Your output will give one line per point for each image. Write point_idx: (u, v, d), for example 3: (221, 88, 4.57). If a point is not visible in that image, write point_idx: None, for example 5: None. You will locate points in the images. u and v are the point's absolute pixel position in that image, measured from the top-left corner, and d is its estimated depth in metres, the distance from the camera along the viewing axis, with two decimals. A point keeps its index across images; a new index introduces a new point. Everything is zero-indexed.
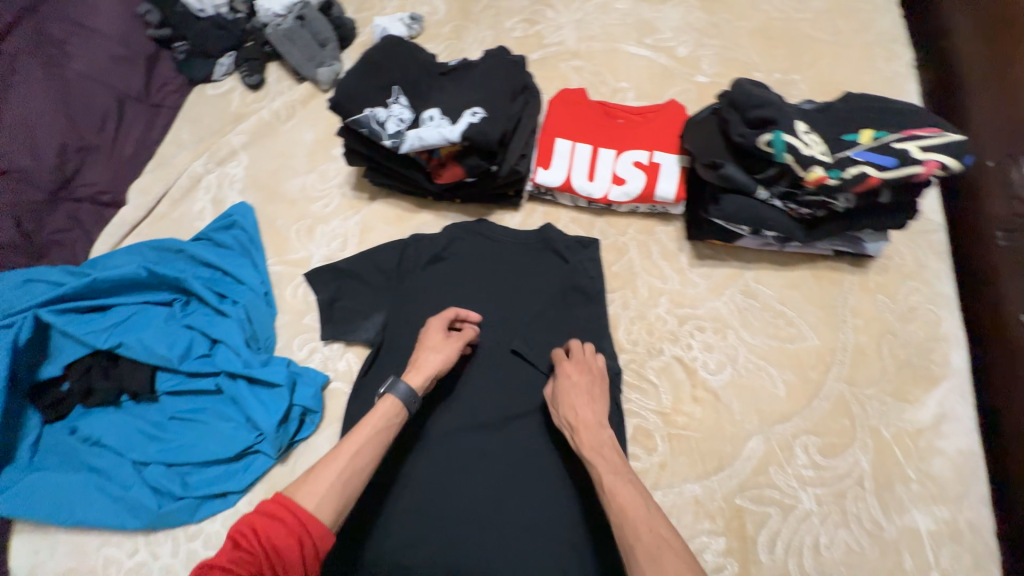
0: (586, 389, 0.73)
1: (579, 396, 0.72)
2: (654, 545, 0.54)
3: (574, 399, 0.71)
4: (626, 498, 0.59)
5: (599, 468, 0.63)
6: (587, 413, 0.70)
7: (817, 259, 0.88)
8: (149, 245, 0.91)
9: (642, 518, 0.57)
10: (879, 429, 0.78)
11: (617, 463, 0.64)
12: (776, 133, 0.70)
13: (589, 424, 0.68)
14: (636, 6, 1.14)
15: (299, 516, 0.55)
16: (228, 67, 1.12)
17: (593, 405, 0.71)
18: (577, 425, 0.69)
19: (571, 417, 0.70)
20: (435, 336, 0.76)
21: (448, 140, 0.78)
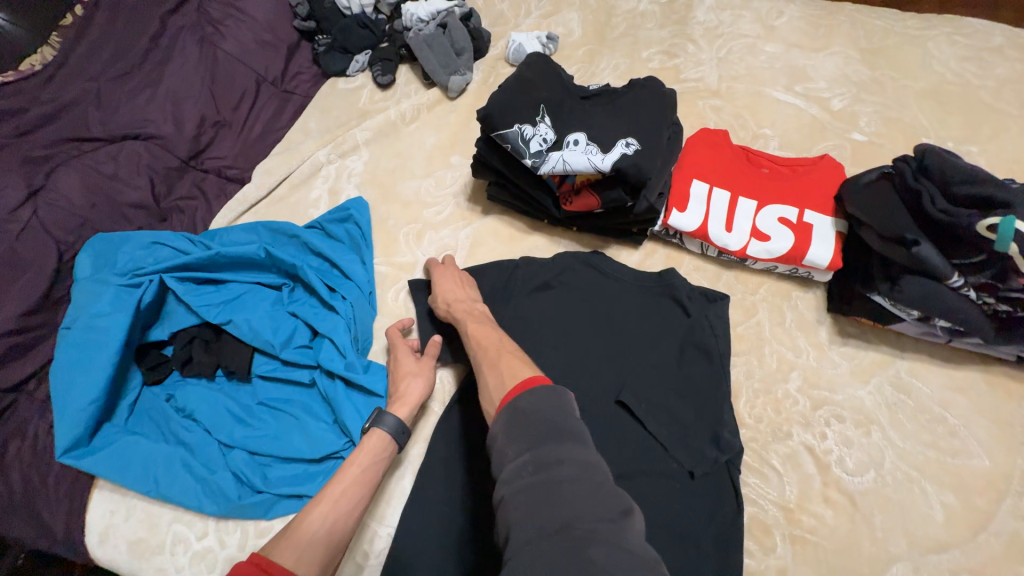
0: (457, 275, 0.84)
1: (446, 281, 0.81)
2: (495, 355, 0.64)
3: (446, 285, 0.81)
4: (477, 334, 0.70)
5: (463, 326, 0.73)
6: (458, 292, 0.80)
7: (989, 361, 0.76)
8: (266, 226, 0.91)
9: (495, 347, 0.67)
10: None
11: (474, 319, 0.74)
12: (1005, 218, 0.59)
13: (463, 300, 0.79)
14: (787, 50, 1.06)
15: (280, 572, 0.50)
16: (362, 64, 1.13)
17: (459, 287, 0.81)
18: (452, 304, 0.78)
19: (441, 297, 0.79)
20: (404, 355, 0.77)
21: (596, 169, 0.73)
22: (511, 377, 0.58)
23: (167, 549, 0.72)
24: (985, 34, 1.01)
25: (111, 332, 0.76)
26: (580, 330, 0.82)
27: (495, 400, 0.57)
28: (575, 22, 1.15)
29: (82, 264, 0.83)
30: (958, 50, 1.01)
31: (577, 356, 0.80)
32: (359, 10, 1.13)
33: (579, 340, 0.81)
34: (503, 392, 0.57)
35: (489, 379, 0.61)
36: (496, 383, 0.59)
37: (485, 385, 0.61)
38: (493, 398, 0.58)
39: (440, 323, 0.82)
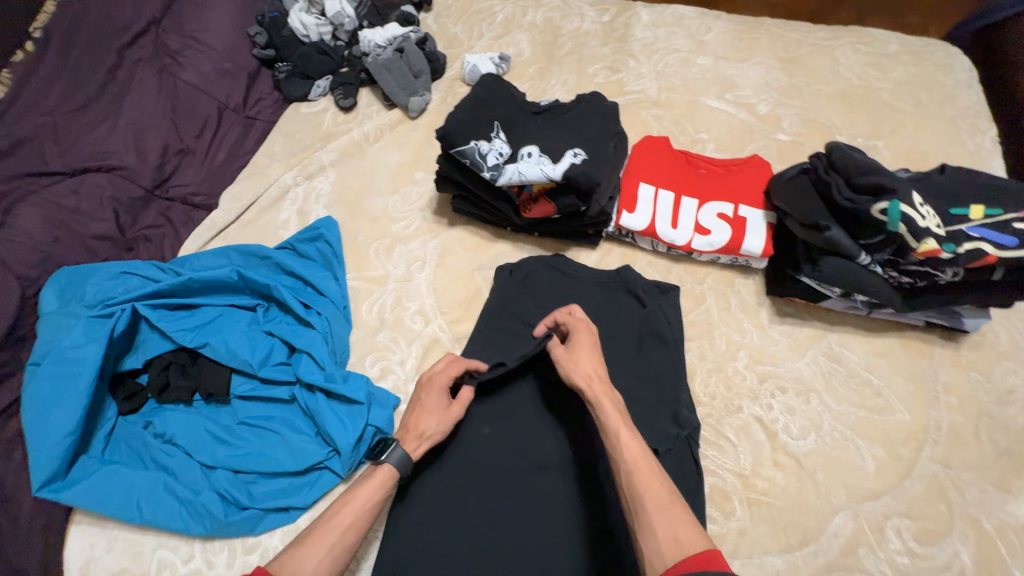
0: (593, 340, 0.72)
1: (583, 350, 0.70)
2: (661, 496, 0.56)
3: (583, 354, 0.70)
4: (629, 447, 0.61)
5: (610, 422, 0.63)
6: (596, 366, 0.69)
7: (905, 327, 0.86)
8: (238, 249, 0.94)
9: (652, 475, 0.59)
10: (980, 520, 0.73)
11: (620, 414, 0.65)
12: (892, 202, 0.69)
13: (601, 377, 0.68)
14: (716, 62, 1.17)
15: None
16: (324, 88, 1.16)
17: (597, 360, 0.70)
18: (591, 382, 0.68)
19: (576, 371, 0.69)
20: (433, 395, 0.73)
21: (549, 177, 0.80)
22: (682, 540, 0.52)
23: None
24: (883, 42, 1.15)
25: (85, 363, 0.76)
26: None
27: (660, 557, 0.52)
28: (525, 42, 1.23)
29: (48, 299, 0.84)
30: (861, 58, 1.14)
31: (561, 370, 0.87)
32: (317, 38, 1.18)
33: None
34: (672, 552, 0.52)
35: (655, 524, 0.54)
36: (664, 535, 0.53)
37: (645, 527, 0.55)
38: (660, 555, 0.52)
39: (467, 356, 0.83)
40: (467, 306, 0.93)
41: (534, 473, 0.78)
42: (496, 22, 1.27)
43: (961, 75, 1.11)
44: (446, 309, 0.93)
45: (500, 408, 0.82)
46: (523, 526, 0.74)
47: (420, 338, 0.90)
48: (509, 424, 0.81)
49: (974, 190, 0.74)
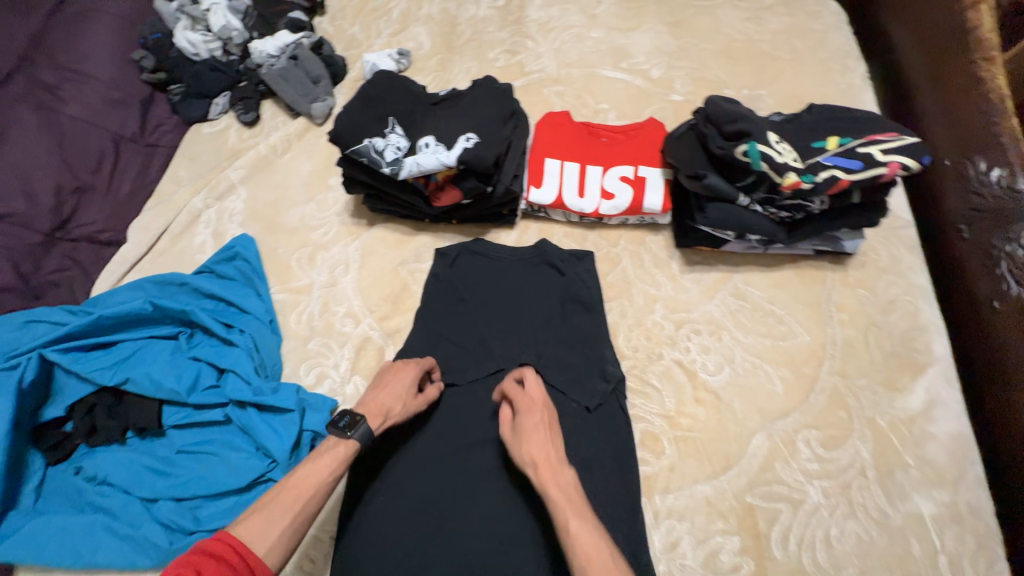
0: (543, 417, 0.71)
1: (533, 432, 0.69)
2: None
3: (534, 438, 0.69)
4: (579, 536, 0.59)
5: (557, 512, 0.62)
6: (545, 451, 0.68)
7: (799, 259, 0.94)
8: (151, 279, 0.92)
9: (604, 560, 0.56)
10: (874, 418, 0.81)
11: (570, 500, 0.62)
12: (750, 144, 0.75)
13: (552, 462, 0.67)
14: (608, 34, 1.21)
15: (247, 560, 0.55)
16: (224, 106, 1.14)
17: (549, 440, 0.69)
18: (538, 465, 0.66)
19: (529, 453, 0.68)
20: (403, 376, 0.77)
21: (445, 164, 0.82)
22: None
23: None
24: None
25: None
26: (494, 325, 0.90)
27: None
28: (423, 35, 1.24)
29: None
30: (741, 14, 1.21)
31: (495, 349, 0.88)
32: (208, 54, 1.16)
33: (496, 333, 0.89)
34: None
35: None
36: None
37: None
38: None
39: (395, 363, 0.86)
40: (395, 301, 0.95)
41: (476, 455, 0.80)
42: (393, 18, 1.27)
43: (829, 19, 1.19)
44: (375, 307, 0.94)
45: (463, 393, 0.85)
46: (473, 508, 0.76)
47: (351, 340, 0.91)
48: (466, 407, 0.84)
49: (828, 125, 0.81)
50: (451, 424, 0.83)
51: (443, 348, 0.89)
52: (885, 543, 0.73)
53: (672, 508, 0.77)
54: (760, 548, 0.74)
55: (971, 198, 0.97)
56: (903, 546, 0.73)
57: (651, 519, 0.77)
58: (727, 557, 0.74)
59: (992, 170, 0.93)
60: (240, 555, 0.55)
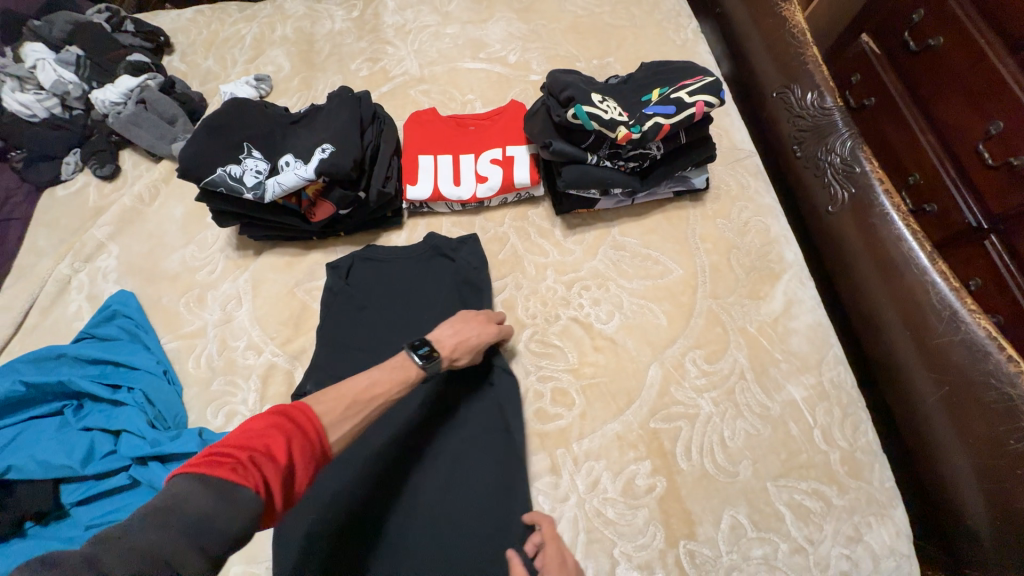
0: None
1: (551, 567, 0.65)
2: None
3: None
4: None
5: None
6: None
7: (663, 203, 1.03)
8: (20, 358, 0.86)
9: None
10: (745, 327, 0.91)
11: None
12: (578, 107, 0.82)
13: None
14: (463, 28, 1.25)
15: (319, 438, 0.58)
16: (76, 164, 1.08)
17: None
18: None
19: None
20: (484, 332, 0.83)
21: (306, 179, 0.84)
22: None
23: None
24: None
25: None
26: (398, 325, 0.93)
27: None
28: (281, 57, 1.23)
29: None
30: None
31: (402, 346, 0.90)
32: (46, 113, 1.09)
33: (401, 331, 0.92)
34: None
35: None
36: None
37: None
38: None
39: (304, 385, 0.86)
40: (296, 323, 0.95)
41: (422, 496, 0.79)
42: (247, 45, 1.25)
43: None
44: (276, 333, 0.94)
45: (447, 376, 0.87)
46: (440, 532, 0.77)
47: (256, 371, 0.90)
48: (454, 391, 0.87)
49: (650, 82, 0.91)
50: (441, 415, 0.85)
51: (349, 358, 0.90)
52: (769, 432, 0.83)
53: (589, 451, 0.84)
54: (668, 465, 0.82)
55: (797, 121, 1.10)
56: (784, 430, 0.83)
57: (571, 465, 0.83)
58: (642, 480, 0.81)
59: (806, 95, 1.08)
60: (316, 434, 0.57)
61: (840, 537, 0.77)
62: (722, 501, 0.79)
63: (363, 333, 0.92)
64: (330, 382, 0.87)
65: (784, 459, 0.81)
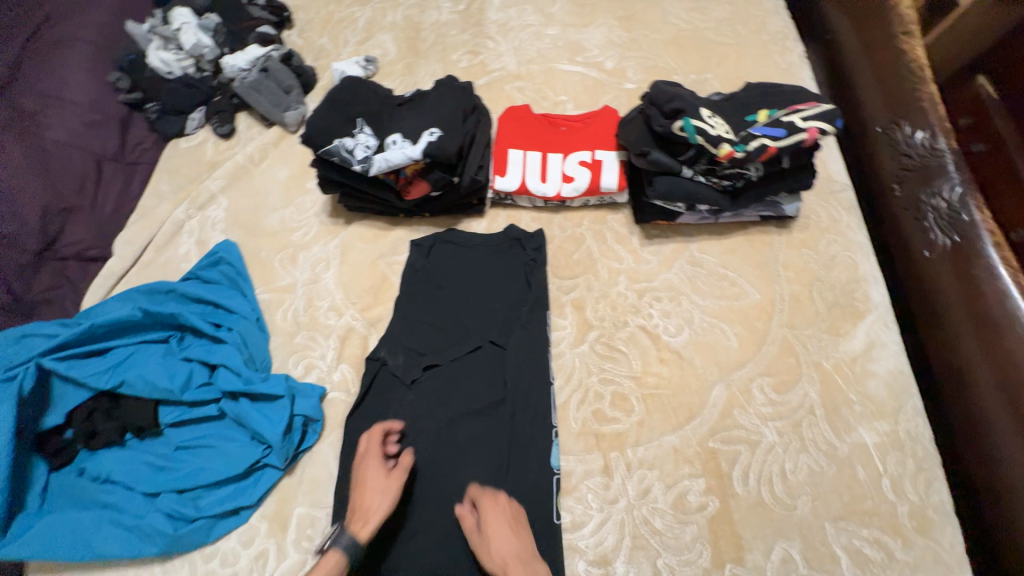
0: (505, 513, 0.76)
1: (497, 525, 0.75)
2: None
3: (498, 533, 0.74)
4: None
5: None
6: (512, 545, 0.73)
7: (748, 226, 1.01)
8: (139, 288, 0.95)
9: None
10: (821, 362, 0.89)
11: None
12: (685, 120, 0.83)
13: (521, 556, 0.73)
14: (564, 30, 1.28)
15: None
16: (199, 121, 1.20)
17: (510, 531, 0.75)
18: (508, 564, 0.72)
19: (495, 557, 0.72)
20: (373, 469, 0.78)
21: (411, 158, 0.89)
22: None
23: None
24: None
25: None
26: (467, 309, 0.96)
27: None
28: (389, 42, 1.30)
29: None
30: (686, 5, 1.30)
31: (469, 329, 0.94)
32: (182, 72, 1.21)
33: (470, 314, 0.96)
34: None
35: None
36: None
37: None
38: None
39: (378, 353, 0.92)
40: (376, 292, 1.00)
41: (470, 475, 0.83)
42: (359, 27, 1.33)
43: (767, 5, 1.28)
44: (357, 299, 1.00)
45: (510, 363, 0.90)
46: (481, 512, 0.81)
47: (336, 331, 0.96)
48: (516, 380, 0.89)
49: (756, 103, 0.90)
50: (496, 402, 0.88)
51: (420, 334, 0.94)
52: (834, 472, 0.81)
53: (643, 459, 0.84)
54: (723, 486, 0.81)
55: (902, 159, 1.05)
56: (850, 473, 0.81)
57: (623, 470, 0.84)
58: (694, 497, 0.81)
59: (916, 133, 1.03)
60: None
61: None
62: (775, 532, 0.78)
63: (435, 311, 0.96)
64: (402, 350, 0.92)
65: (846, 502, 0.79)
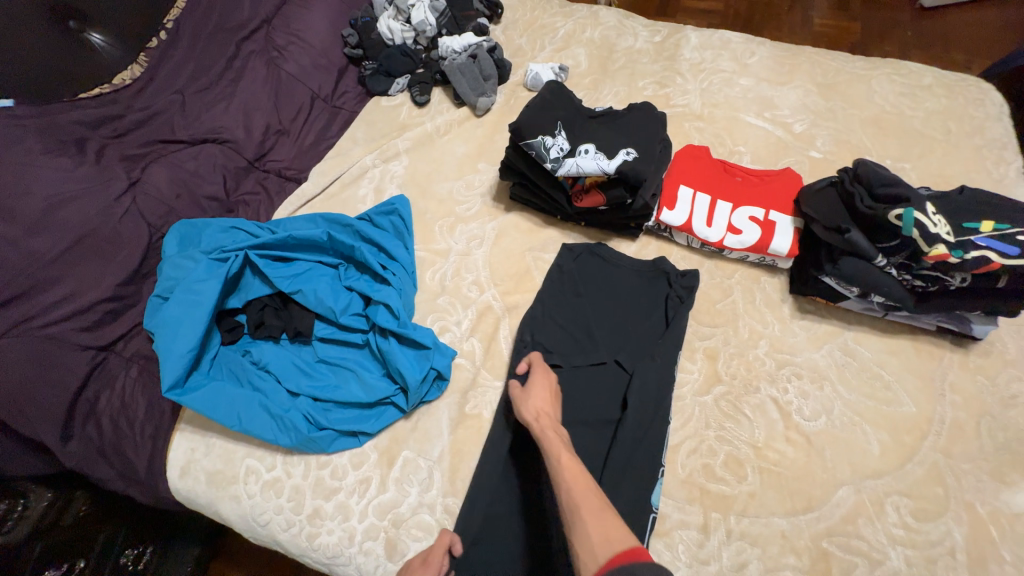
0: (548, 384, 0.86)
1: (536, 389, 0.84)
2: (593, 501, 0.64)
3: (537, 394, 0.83)
4: (566, 464, 0.70)
5: (552, 446, 0.74)
6: (546, 405, 0.82)
7: (918, 332, 0.95)
8: (325, 216, 1.07)
9: (589, 487, 0.67)
10: (974, 505, 0.80)
11: (562, 443, 0.75)
12: (907, 209, 0.81)
13: (549, 417, 0.80)
14: (757, 84, 1.27)
15: None
16: (402, 86, 1.33)
17: (547, 399, 0.83)
18: (539, 416, 0.79)
19: (531, 410, 0.81)
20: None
21: (603, 171, 0.94)
22: (612, 539, 0.59)
23: (241, 479, 0.88)
24: (917, 75, 1.25)
25: (205, 295, 0.91)
26: (600, 323, 0.98)
27: (592, 557, 0.58)
28: (582, 55, 1.37)
29: (170, 243, 1.00)
30: (896, 87, 1.23)
31: (600, 343, 0.95)
32: (401, 41, 1.35)
33: (602, 330, 0.97)
34: (603, 550, 0.58)
35: (588, 525, 0.61)
36: (596, 536, 0.60)
37: (581, 534, 0.61)
38: (592, 552, 0.58)
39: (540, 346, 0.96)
40: (518, 281, 1.05)
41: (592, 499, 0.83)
42: (558, 36, 1.41)
43: (992, 108, 1.18)
44: (500, 282, 1.05)
45: (638, 390, 0.89)
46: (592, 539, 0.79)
47: (475, 305, 1.03)
48: (641, 407, 0.88)
49: (989, 205, 0.84)
50: (607, 422, 0.89)
51: (567, 339, 0.97)
52: None
53: (745, 532, 0.81)
54: None
55: None
56: None
57: (722, 534, 0.81)
58: None
59: None
60: None
61: None
62: None
63: (569, 315, 0.99)
64: (557, 348, 0.96)
65: None
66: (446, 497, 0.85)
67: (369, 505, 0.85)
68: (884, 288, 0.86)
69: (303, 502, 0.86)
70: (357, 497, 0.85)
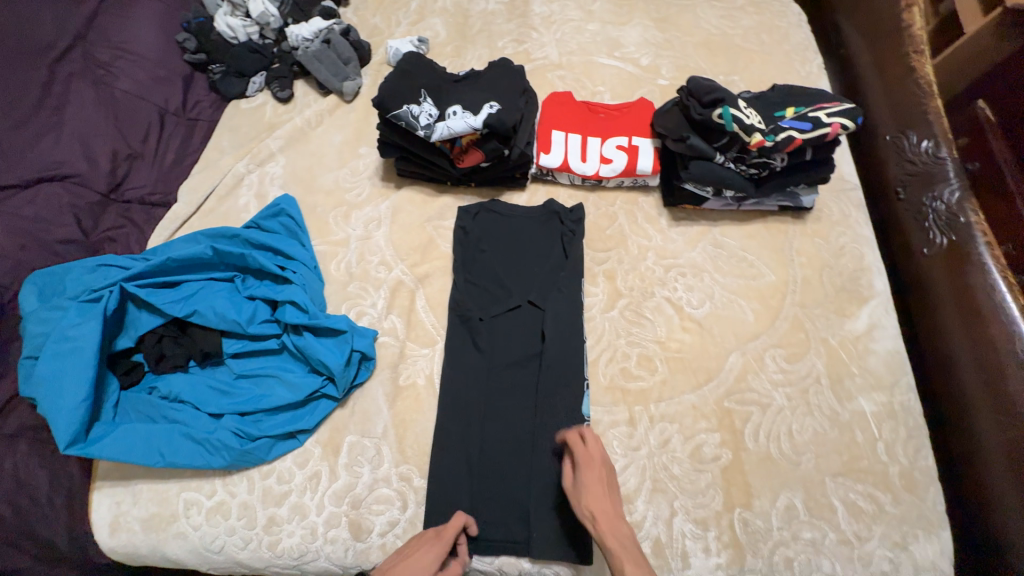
0: (604, 476, 0.78)
1: (594, 489, 0.77)
2: None
3: (594, 494, 0.77)
4: None
5: (618, 561, 0.70)
6: (606, 505, 0.76)
7: (766, 215, 1.11)
8: (206, 232, 1.02)
9: None
10: (827, 338, 0.98)
11: (632, 558, 0.71)
12: (725, 108, 0.95)
13: (610, 516, 0.75)
14: (603, 27, 1.38)
15: None
16: (260, 84, 1.27)
17: (607, 497, 0.77)
18: (596, 516, 0.75)
19: (590, 510, 0.75)
20: (431, 548, 0.75)
21: (472, 128, 0.99)
22: None
23: (182, 515, 0.85)
24: None
25: (85, 340, 0.84)
26: (507, 271, 1.04)
27: None
28: (439, 25, 1.39)
29: (27, 298, 0.89)
30: (716, 12, 1.39)
31: (512, 289, 1.02)
32: (246, 37, 1.28)
33: (512, 277, 1.03)
34: None
35: None
36: None
37: None
38: None
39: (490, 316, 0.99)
40: (423, 251, 1.08)
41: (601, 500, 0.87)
42: (411, 10, 1.41)
43: (792, 18, 1.39)
44: (405, 256, 1.07)
45: (552, 321, 0.97)
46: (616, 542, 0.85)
47: (386, 283, 1.04)
48: (558, 335, 0.96)
49: (792, 96, 1.02)
50: (534, 359, 0.96)
51: (511, 308, 1.00)
52: (836, 434, 0.91)
53: (664, 414, 0.93)
54: (737, 440, 0.90)
55: (905, 166, 1.11)
56: (850, 436, 0.90)
57: (646, 422, 0.92)
58: (710, 448, 0.90)
59: (922, 142, 1.08)
60: None
61: (887, 540, 0.83)
62: (781, 483, 0.87)
63: (478, 272, 1.04)
64: (501, 310, 1.00)
65: (844, 460, 0.89)
66: (398, 466, 0.88)
67: (324, 497, 0.85)
68: (729, 181, 1.00)
69: (255, 515, 0.85)
70: (310, 493, 0.86)
